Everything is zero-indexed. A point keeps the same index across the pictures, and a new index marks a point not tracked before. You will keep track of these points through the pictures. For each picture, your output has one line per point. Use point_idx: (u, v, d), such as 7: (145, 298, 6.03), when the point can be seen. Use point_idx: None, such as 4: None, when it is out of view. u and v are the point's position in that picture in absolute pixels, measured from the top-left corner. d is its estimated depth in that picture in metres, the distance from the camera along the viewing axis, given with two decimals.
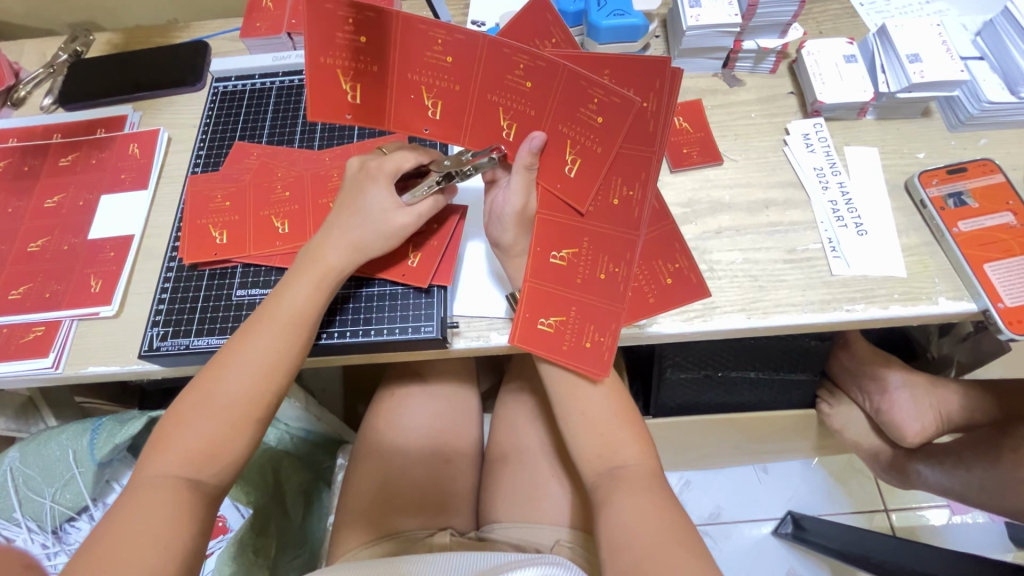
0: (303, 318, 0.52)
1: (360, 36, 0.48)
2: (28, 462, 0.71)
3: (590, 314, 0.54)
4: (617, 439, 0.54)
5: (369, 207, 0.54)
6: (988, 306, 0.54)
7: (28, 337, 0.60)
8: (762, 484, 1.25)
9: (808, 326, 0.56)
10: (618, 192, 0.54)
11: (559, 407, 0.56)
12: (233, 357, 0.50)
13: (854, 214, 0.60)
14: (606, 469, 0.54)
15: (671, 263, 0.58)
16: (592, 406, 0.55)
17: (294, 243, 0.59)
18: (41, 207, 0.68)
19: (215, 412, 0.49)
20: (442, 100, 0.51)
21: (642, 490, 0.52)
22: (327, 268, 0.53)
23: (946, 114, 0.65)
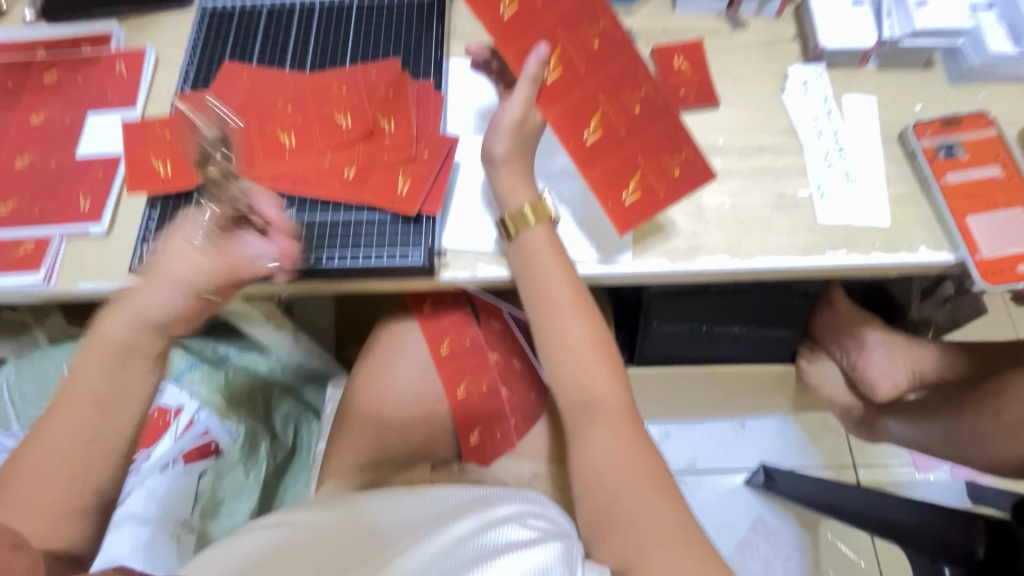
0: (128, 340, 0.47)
1: (345, 88, 0.60)
2: (24, 378, 0.74)
3: (627, 209, 0.54)
4: (594, 372, 0.55)
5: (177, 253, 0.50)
6: (966, 257, 0.55)
7: (19, 252, 0.60)
8: (739, 437, 1.29)
9: (791, 270, 0.58)
10: (632, 99, 0.54)
11: (539, 336, 0.56)
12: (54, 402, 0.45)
13: (846, 163, 0.60)
14: (581, 401, 0.54)
15: (677, 154, 0.54)
16: (571, 338, 0.55)
17: (304, 156, 0.58)
18: (28, 123, 0.67)
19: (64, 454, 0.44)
20: (347, 115, 0.59)
21: (614, 424, 0.53)
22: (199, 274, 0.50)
23: (948, 65, 0.65)
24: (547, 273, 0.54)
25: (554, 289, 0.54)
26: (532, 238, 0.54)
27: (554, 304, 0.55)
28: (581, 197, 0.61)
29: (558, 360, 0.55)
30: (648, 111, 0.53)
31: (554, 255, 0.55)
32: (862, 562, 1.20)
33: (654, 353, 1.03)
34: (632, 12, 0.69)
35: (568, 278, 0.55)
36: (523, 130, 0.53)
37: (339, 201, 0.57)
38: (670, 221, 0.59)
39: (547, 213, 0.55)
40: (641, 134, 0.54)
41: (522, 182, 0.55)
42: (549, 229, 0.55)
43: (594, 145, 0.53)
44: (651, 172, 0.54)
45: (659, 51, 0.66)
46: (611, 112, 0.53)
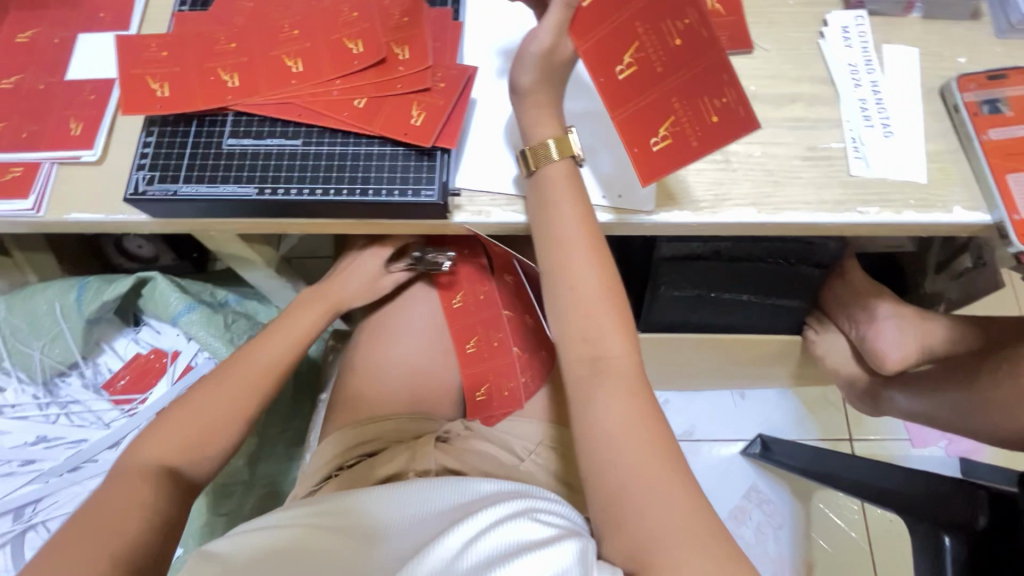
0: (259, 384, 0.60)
1: (354, 12, 0.56)
2: (15, 314, 0.71)
3: (656, 156, 0.50)
4: (605, 326, 0.51)
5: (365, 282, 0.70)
6: (1003, 217, 0.53)
7: (6, 177, 0.57)
8: (737, 408, 1.30)
9: (819, 225, 0.55)
10: (675, 29, 0.47)
11: (550, 283, 0.52)
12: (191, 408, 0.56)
13: (883, 115, 0.57)
14: (590, 360, 0.51)
15: (718, 97, 0.48)
16: (583, 287, 0.51)
17: (311, 82, 0.54)
18: (13, 41, 0.62)
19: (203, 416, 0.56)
20: (358, 39, 0.55)
21: (622, 388, 0.49)
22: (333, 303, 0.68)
23: (996, 17, 0.61)
24: (561, 219, 0.51)
25: (568, 234, 0.51)
26: (553, 175, 0.51)
27: (567, 252, 0.51)
28: (604, 139, 0.58)
29: (568, 310, 0.51)
30: (691, 45, 0.47)
31: (570, 199, 0.51)
32: (852, 533, 1.21)
33: (660, 319, 1.02)
34: None
35: (584, 224, 0.51)
36: (551, 59, 0.49)
37: (348, 132, 0.54)
38: (696, 169, 0.56)
39: (571, 149, 0.52)
40: (681, 72, 0.48)
41: (548, 114, 0.52)
42: (571, 168, 0.52)
43: (626, 82, 0.49)
44: (685, 116, 0.49)
45: None
46: (648, 45, 0.47)
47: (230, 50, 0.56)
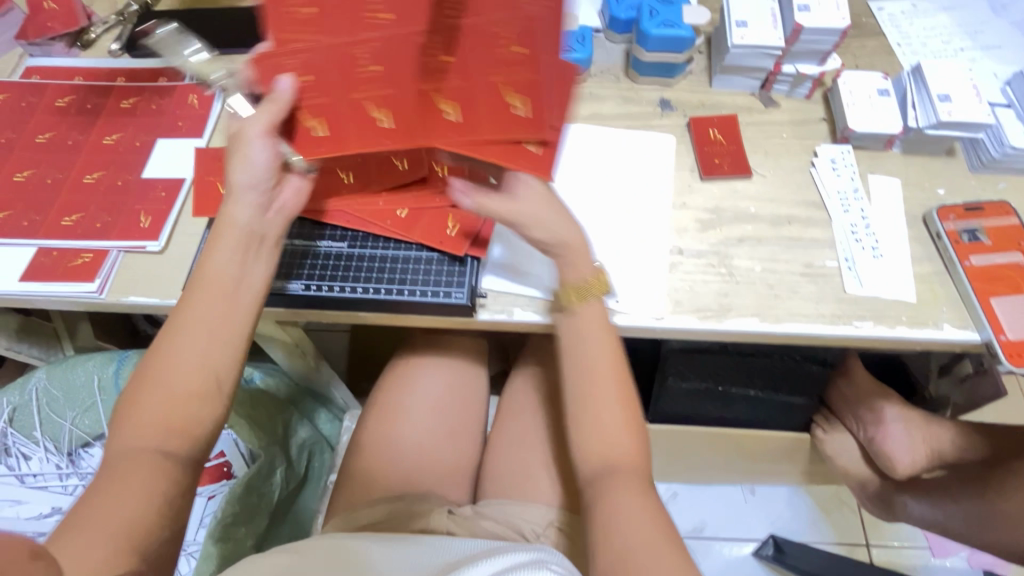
0: (256, 229, 0.52)
1: None
2: (53, 384, 0.74)
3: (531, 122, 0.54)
4: (620, 442, 0.53)
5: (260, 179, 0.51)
6: (991, 337, 0.57)
7: (77, 262, 0.63)
8: (748, 504, 1.26)
9: (818, 337, 0.59)
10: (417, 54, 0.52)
11: (573, 409, 0.55)
12: (145, 388, 0.48)
13: (872, 237, 0.63)
14: (604, 466, 0.53)
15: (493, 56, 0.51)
16: (605, 410, 0.54)
17: (358, 193, 0.61)
18: (101, 142, 0.71)
19: (167, 387, 0.48)
20: None
21: (639, 492, 0.51)
22: (238, 228, 0.51)
23: (968, 155, 0.68)
24: (589, 350, 0.55)
25: (596, 369, 0.55)
26: (588, 317, 0.56)
27: (592, 378, 0.54)
28: (619, 248, 0.63)
29: (588, 429, 0.54)
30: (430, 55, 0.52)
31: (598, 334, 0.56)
32: None
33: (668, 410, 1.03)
34: (671, 85, 0.74)
35: (610, 349, 0.55)
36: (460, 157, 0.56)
37: (391, 238, 0.60)
38: (701, 279, 0.61)
39: (605, 287, 0.56)
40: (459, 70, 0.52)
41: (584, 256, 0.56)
42: (603, 309, 0.57)
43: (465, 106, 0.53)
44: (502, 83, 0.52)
45: (695, 121, 0.71)
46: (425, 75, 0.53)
47: None
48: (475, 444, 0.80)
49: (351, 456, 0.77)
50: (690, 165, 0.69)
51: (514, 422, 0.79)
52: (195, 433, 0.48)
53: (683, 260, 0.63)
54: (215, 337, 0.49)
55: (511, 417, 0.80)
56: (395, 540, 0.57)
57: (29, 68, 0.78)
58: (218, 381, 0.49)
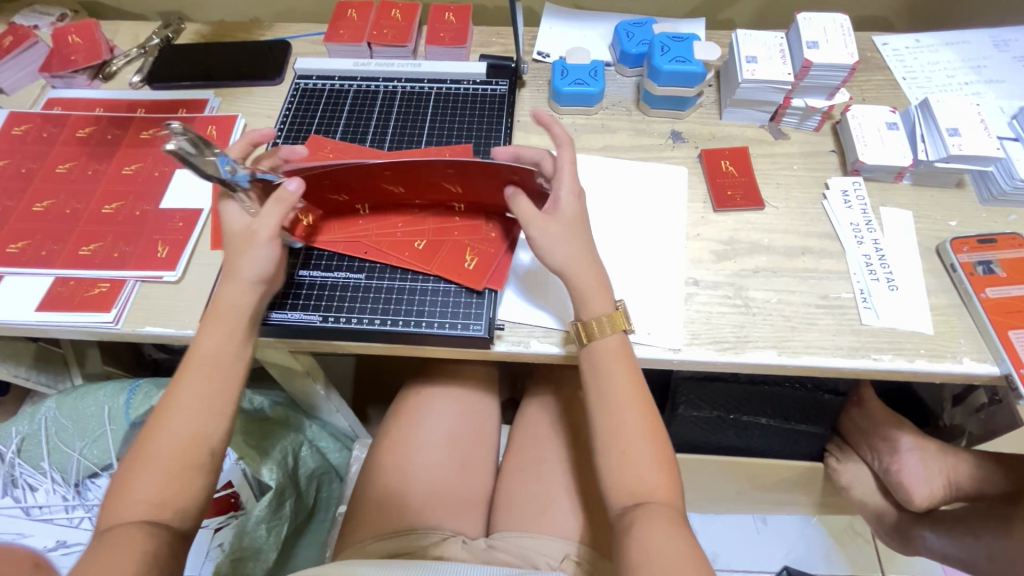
0: (250, 308, 0.54)
1: None
2: (64, 414, 0.74)
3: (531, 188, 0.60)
4: (647, 477, 0.52)
5: (258, 265, 0.54)
6: (1011, 370, 0.56)
7: (94, 292, 0.63)
8: (761, 535, 1.24)
9: (837, 370, 0.59)
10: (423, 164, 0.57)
11: (600, 444, 0.54)
12: (138, 463, 0.48)
13: (887, 270, 0.63)
14: (633, 502, 0.51)
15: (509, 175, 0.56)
16: (633, 446, 0.52)
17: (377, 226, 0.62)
18: (119, 173, 0.72)
19: (160, 462, 0.48)
20: None
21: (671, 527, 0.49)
22: (234, 308, 0.53)
23: (979, 188, 0.69)
24: (617, 383, 0.54)
25: (622, 399, 0.54)
26: (607, 347, 0.55)
27: (617, 410, 0.53)
28: (634, 280, 0.63)
29: (616, 466, 0.52)
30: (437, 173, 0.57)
31: (624, 367, 0.55)
32: None
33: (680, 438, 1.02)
34: (682, 117, 0.75)
35: (632, 379, 0.54)
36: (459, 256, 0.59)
37: (408, 269, 0.61)
38: (717, 311, 0.61)
39: (621, 324, 0.55)
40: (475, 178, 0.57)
41: (599, 292, 0.55)
42: (622, 339, 0.55)
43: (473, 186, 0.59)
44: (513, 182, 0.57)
45: (707, 153, 0.72)
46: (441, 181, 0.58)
47: None
48: (488, 475, 0.79)
49: (362, 485, 0.76)
50: (703, 196, 0.69)
51: (527, 453, 0.78)
52: (184, 505, 0.48)
53: (699, 291, 0.63)
54: (205, 413, 0.50)
55: (525, 448, 0.79)
56: (397, 563, 0.57)
57: (51, 99, 0.79)
58: (209, 454, 0.50)
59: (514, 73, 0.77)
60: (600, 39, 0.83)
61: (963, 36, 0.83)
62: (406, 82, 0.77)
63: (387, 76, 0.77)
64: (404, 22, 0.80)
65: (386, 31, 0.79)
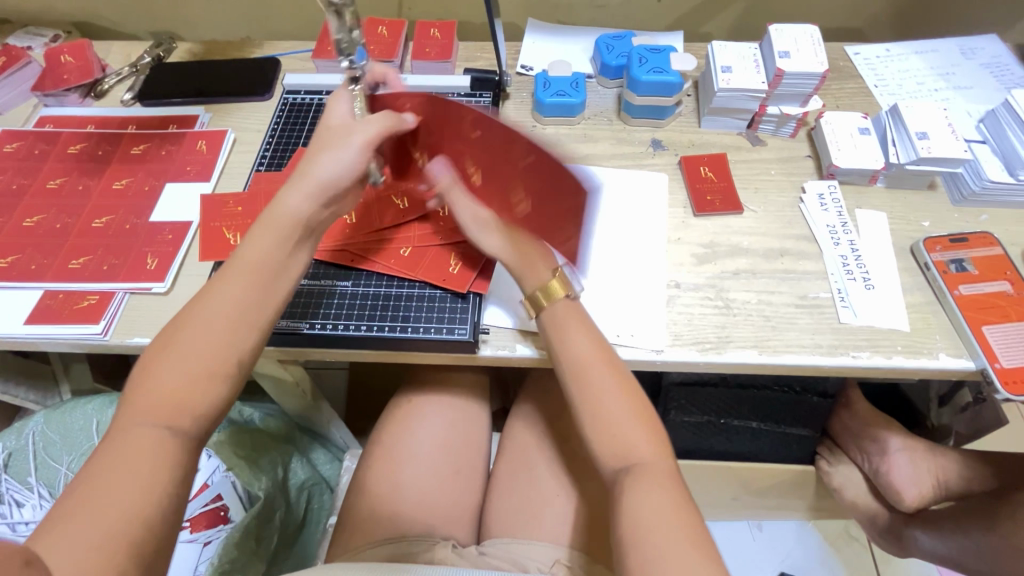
0: (301, 213, 0.54)
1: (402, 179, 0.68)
2: (51, 428, 0.74)
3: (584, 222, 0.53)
4: (631, 436, 0.53)
5: (323, 165, 0.55)
6: (986, 365, 0.58)
7: (83, 304, 0.64)
8: (756, 541, 1.23)
9: (817, 367, 0.60)
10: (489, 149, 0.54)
11: (577, 411, 0.55)
12: (169, 349, 0.48)
13: (863, 270, 0.65)
14: (622, 464, 0.52)
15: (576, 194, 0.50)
16: (609, 408, 0.54)
17: (363, 233, 0.63)
18: (110, 188, 0.73)
19: (187, 360, 0.48)
20: (408, 199, 0.65)
21: (661, 484, 0.50)
22: (284, 213, 0.54)
23: (950, 189, 0.71)
24: (585, 354, 0.56)
25: (593, 364, 0.55)
26: (559, 313, 0.57)
27: (591, 373, 0.55)
28: (616, 283, 0.65)
29: (598, 433, 0.53)
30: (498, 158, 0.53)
31: (583, 333, 0.57)
32: None
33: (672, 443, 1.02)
34: (662, 126, 0.78)
35: (593, 342, 0.57)
36: (482, 220, 0.60)
37: (393, 276, 0.62)
38: (698, 313, 0.63)
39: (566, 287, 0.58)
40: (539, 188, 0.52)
41: (542, 264, 0.59)
42: (570, 302, 0.58)
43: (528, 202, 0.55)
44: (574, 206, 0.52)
45: (687, 160, 0.74)
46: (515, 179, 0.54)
47: None
48: (478, 481, 0.79)
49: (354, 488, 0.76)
50: (684, 202, 0.71)
51: (517, 459, 0.78)
52: (205, 412, 0.48)
53: (681, 293, 0.64)
54: (243, 313, 0.50)
55: (514, 454, 0.79)
56: (382, 567, 0.57)
57: (43, 117, 0.80)
58: (238, 364, 0.50)
59: (497, 85, 0.79)
60: (582, 52, 0.86)
61: (932, 44, 0.86)
62: None
63: None
64: (390, 38, 0.82)
65: (373, 47, 0.81)
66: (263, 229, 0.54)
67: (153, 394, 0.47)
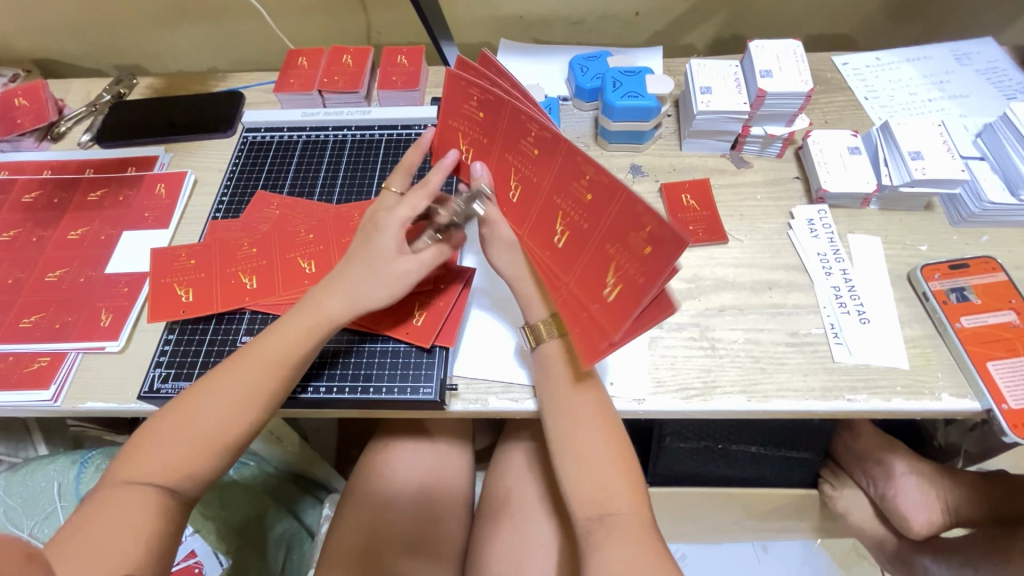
0: (335, 320, 0.53)
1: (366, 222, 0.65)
2: (12, 493, 0.73)
3: (599, 263, 0.47)
4: (610, 483, 0.50)
5: (371, 293, 0.53)
6: (992, 406, 0.54)
7: (33, 367, 0.60)
8: (761, 563, 1.19)
9: (809, 413, 0.56)
10: (531, 145, 0.49)
11: (555, 448, 0.52)
12: (177, 415, 0.49)
13: (857, 302, 0.61)
14: (599, 516, 0.50)
15: (641, 227, 0.43)
16: (590, 450, 0.51)
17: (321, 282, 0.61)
18: (65, 238, 0.70)
19: (189, 430, 0.48)
20: None
21: (637, 544, 0.48)
22: (321, 316, 0.53)
23: (948, 210, 0.67)
24: (576, 397, 0.53)
25: (576, 400, 0.52)
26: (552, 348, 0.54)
27: (571, 410, 0.52)
28: None
29: (575, 474, 0.51)
30: (546, 153, 0.48)
31: (575, 377, 0.53)
32: None
33: (668, 471, 0.97)
34: (641, 150, 0.74)
35: (589, 384, 0.53)
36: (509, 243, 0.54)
37: (355, 329, 0.59)
38: (682, 356, 0.59)
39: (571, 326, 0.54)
40: (601, 220, 0.46)
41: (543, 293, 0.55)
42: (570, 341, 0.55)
43: (563, 249, 0.50)
44: (621, 257, 0.45)
45: (668, 187, 0.70)
46: (568, 209, 0.48)
47: (251, 255, 0.63)
48: (460, 523, 0.75)
49: (330, 536, 0.73)
50: None
51: (501, 505, 0.75)
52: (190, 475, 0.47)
53: (663, 334, 0.60)
54: (255, 402, 0.50)
55: (497, 500, 0.76)
56: None
57: None
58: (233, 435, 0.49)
59: None
60: (556, 73, 0.82)
61: (924, 51, 0.82)
62: (356, 130, 0.76)
63: (336, 125, 0.77)
64: (355, 68, 0.79)
65: (337, 77, 0.78)
66: (294, 316, 0.53)
67: (147, 458, 0.47)
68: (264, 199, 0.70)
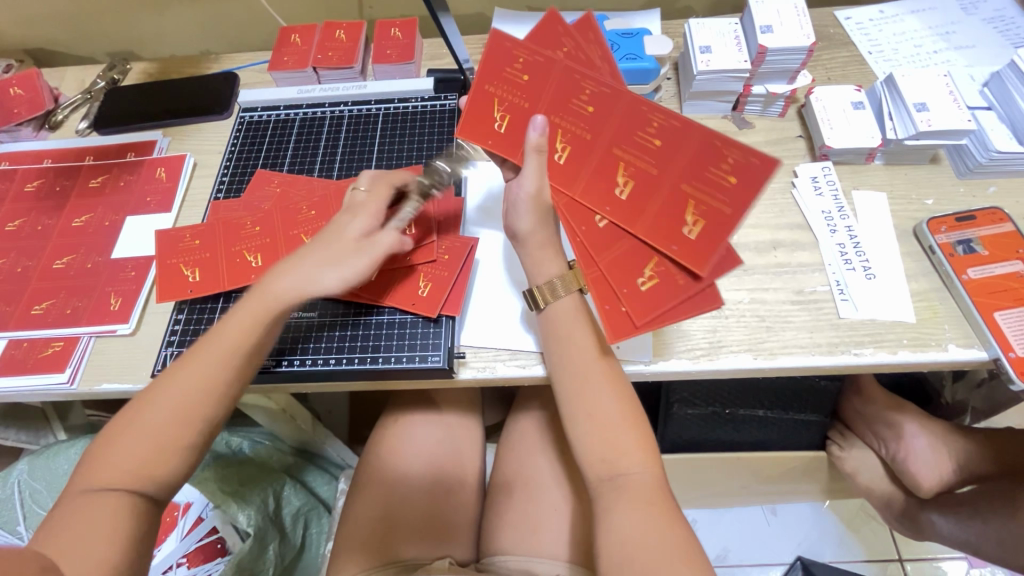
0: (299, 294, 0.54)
1: None
2: (36, 477, 0.75)
3: (663, 211, 0.51)
4: (620, 444, 0.51)
5: (325, 279, 0.54)
6: (999, 355, 0.54)
7: (47, 352, 0.61)
8: (771, 526, 1.21)
9: (816, 368, 0.56)
10: (583, 102, 0.52)
11: (565, 409, 0.53)
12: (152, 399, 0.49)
13: (863, 258, 0.60)
14: (610, 476, 0.51)
15: (722, 162, 0.49)
16: (599, 409, 0.52)
17: None
18: (70, 225, 0.71)
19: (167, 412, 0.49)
20: None
21: (648, 503, 0.49)
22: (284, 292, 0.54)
23: (954, 161, 0.66)
24: (586, 358, 0.53)
25: (586, 363, 0.53)
26: (559, 309, 0.54)
27: (581, 371, 0.53)
28: None
29: (584, 434, 0.52)
30: (602, 108, 0.52)
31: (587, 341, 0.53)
32: None
33: (676, 437, 0.98)
34: None
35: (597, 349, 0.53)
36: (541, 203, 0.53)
37: (361, 302, 0.59)
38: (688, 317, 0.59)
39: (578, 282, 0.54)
40: (671, 165, 0.51)
41: (547, 254, 0.55)
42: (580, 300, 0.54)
43: (626, 202, 0.52)
44: (701, 197, 0.50)
45: None
46: (635, 159, 0.52)
47: (255, 233, 0.64)
48: (472, 493, 0.77)
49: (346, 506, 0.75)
50: None
51: (513, 473, 0.76)
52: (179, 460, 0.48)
53: None
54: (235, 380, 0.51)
55: (509, 469, 0.76)
56: None
57: None
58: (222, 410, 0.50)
59: (462, 85, 0.75)
60: None
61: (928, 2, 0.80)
62: (353, 106, 0.76)
63: (333, 101, 0.76)
64: (349, 43, 0.77)
65: (331, 53, 0.77)
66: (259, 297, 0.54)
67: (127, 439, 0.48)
68: (264, 176, 0.70)
